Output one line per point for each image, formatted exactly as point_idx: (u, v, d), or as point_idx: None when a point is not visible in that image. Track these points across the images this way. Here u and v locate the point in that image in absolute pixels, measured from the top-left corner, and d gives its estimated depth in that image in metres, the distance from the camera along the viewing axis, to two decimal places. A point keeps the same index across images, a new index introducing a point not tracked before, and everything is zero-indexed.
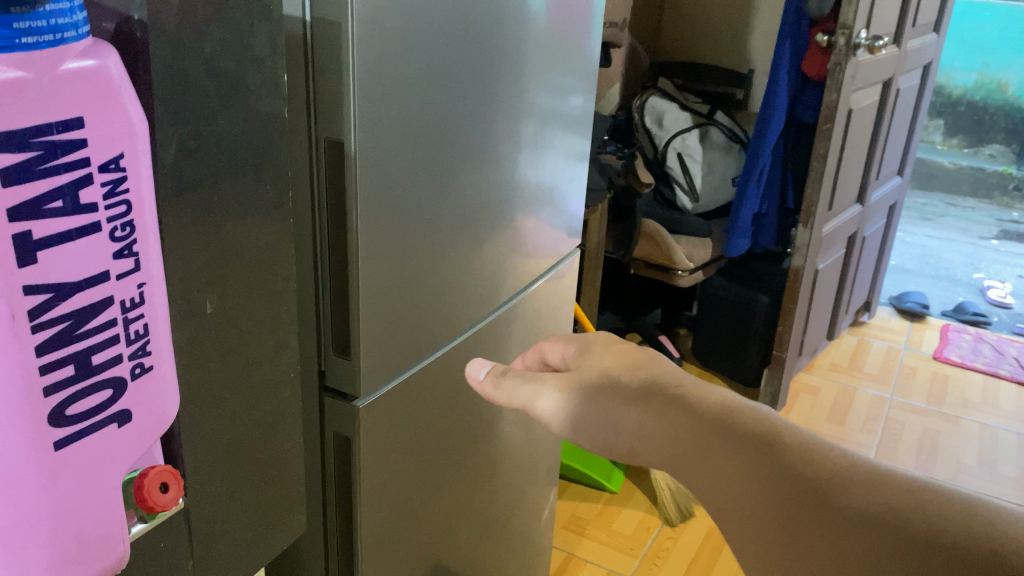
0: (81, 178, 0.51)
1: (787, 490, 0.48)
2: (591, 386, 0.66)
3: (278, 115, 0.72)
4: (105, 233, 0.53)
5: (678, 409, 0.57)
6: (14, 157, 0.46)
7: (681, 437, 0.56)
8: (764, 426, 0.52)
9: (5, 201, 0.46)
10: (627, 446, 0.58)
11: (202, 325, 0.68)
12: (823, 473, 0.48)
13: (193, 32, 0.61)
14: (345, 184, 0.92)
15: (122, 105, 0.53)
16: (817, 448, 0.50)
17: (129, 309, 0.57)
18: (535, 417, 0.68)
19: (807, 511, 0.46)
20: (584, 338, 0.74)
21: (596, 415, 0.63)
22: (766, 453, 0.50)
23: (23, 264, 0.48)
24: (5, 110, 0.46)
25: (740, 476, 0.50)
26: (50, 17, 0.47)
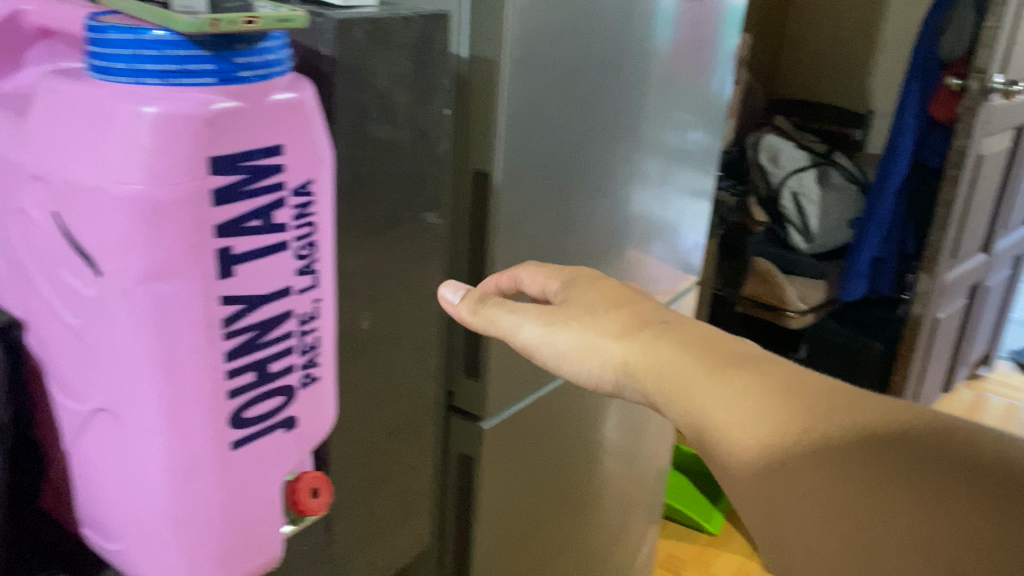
0: (276, 201, 0.55)
1: (858, 493, 0.45)
2: (581, 324, 0.66)
3: (433, 144, 0.76)
4: (291, 251, 0.58)
5: (661, 344, 0.60)
6: (224, 179, 0.51)
7: (717, 436, 0.53)
8: (785, 400, 0.51)
9: (213, 219, 0.52)
10: (600, 369, 0.64)
11: (355, 338, 0.73)
12: (872, 453, 0.46)
13: (371, 65, 0.66)
14: (487, 212, 0.95)
15: (314, 135, 0.57)
16: (848, 417, 0.49)
17: (304, 323, 0.61)
18: (520, 345, 0.68)
19: (886, 506, 0.44)
20: (567, 272, 0.72)
21: (587, 349, 0.65)
22: (815, 450, 0.48)
23: (222, 276, 0.53)
24: (221, 137, 0.50)
25: (810, 496, 0.47)
26: (263, 53, 0.53)
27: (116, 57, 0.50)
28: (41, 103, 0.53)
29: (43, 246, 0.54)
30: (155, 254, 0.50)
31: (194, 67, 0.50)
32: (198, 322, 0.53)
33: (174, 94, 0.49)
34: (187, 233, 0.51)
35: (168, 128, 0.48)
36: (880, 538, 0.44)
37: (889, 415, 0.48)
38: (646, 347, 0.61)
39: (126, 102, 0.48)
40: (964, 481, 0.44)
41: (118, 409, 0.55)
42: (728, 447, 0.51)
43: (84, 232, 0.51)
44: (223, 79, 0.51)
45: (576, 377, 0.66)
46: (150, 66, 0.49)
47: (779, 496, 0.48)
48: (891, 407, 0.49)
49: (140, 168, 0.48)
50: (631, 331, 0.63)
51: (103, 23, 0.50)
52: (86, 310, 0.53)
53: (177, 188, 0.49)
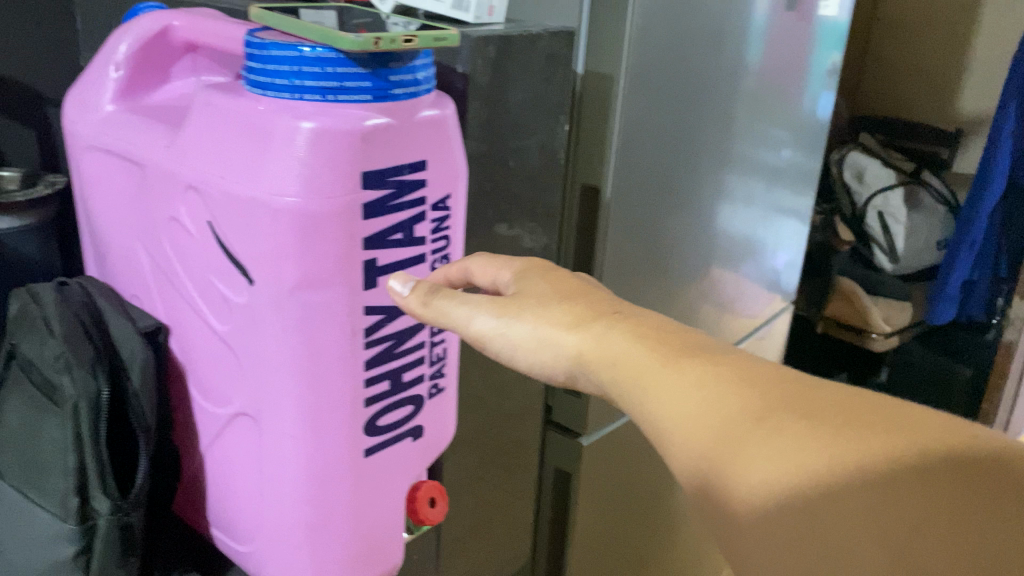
0: (418, 215, 0.57)
1: (791, 516, 0.33)
2: (534, 314, 0.50)
3: (551, 160, 0.77)
4: (427, 264, 0.59)
5: (618, 336, 0.46)
6: (375, 194, 0.53)
7: (661, 434, 0.41)
8: (744, 388, 0.39)
9: (362, 232, 0.53)
10: (552, 366, 0.49)
11: (472, 350, 0.74)
12: (817, 457, 0.34)
13: (501, 83, 0.67)
14: (596, 227, 0.95)
15: (454, 153, 0.59)
16: (811, 411, 0.36)
17: (435, 334, 0.62)
18: (471, 341, 0.51)
19: (821, 541, 0.32)
20: (524, 262, 0.55)
21: (537, 340, 0.49)
22: (751, 454, 0.36)
23: (367, 286, 0.55)
24: (374, 153, 0.52)
25: (739, 516, 0.35)
26: (414, 71, 0.54)
27: (278, 74, 0.52)
28: (197, 116, 0.56)
29: (194, 255, 0.56)
30: (309, 264, 0.52)
31: (351, 84, 0.51)
32: (343, 331, 0.55)
33: (333, 111, 0.51)
34: (339, 245, 0.52)
35: (326, 143, 0.50)
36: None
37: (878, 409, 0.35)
38: (604, 336, 0.46)
39: (286, 118, 0.51)
40: (935, 497, 0.31)
41: (258, 413, 0.57)
42: (680, 447, 0.40)
43: (238, 242, 0.53)
44: (378, 95, 0.52)
45: (532, 373, 0.50)
46: (311, 83, 0.51)
47: (714, 514, 0.37)
48: (872, 406, 0.36)
49: (298, 181, 0.50)
50: (586, 318, 0.48)
51: (263, 40, 0.52)
52: (234, 317, 0.55)
53: (333, 202, 0.51)
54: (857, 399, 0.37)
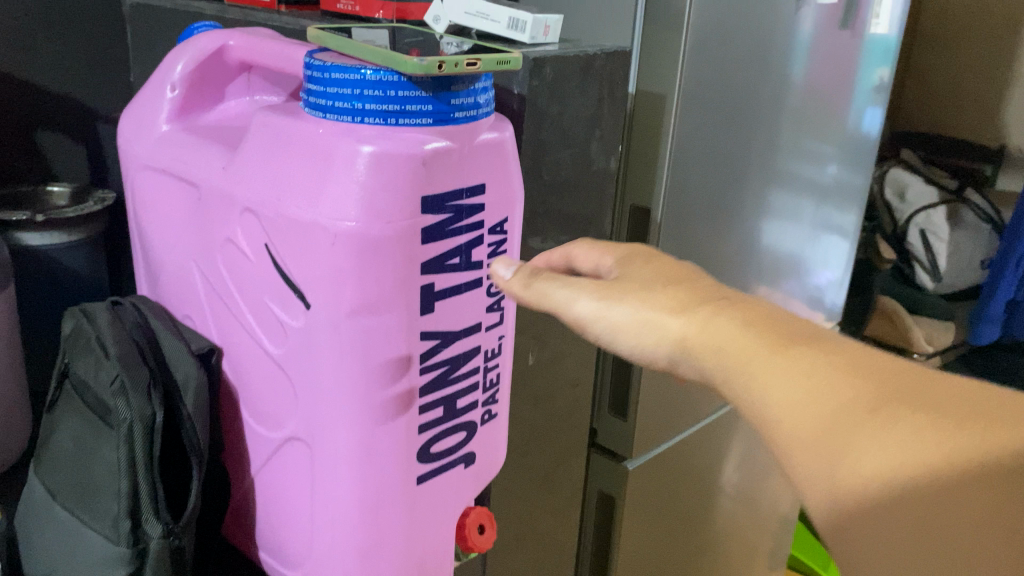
0: (475, 239, 0.56)
1: (909, 523, 0.32)
2: (637, 297, 0.46)
3: (603, 182, 0.76)
4: (483, 288, 0.58)
5: (727, 322, 0.42)
6: (433, 218, 0.52)
7: (760, 420, 0.38)
8: (853, 377, 0.36)
9: (420, 256, 0.52)
10: (653, 350, 0.45)
11: (523, 374, 0.73)
12: (938, 462, 0.31)
13: (557, 104, 0.66)
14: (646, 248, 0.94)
15: (511, 176, 0.58)
16: (929, 406, 0.33)
17: (489, 359, 0.60)
18: (572, 324, 0.49)
19: (942, 551, 0.31)
20: (624, 247, 0.54)
21: (637, 321, 0.46)
22: (865, 455, 0.33)
23: (424, 312, 0.54)
24: (433, 177, 0.52)
25: (849, 518, 0.33)
26: (476, 94, 0.53)
27: (339, 97, 0.51)
28: (255, 137, 0.55)
29: (250, 277, 0.56)
30: (368, 289, 0.51)
31: (413, 108, 0.50)
32: (400, 357, 0.54)
33: (394, 135, 0.50)
34: (398, 269, 0.52)
35: (387, 167, 0.50)
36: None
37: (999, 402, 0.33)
38: (711, 320, 0.42)
39: (347, 141, 0.50)
40: None
41: (311, 437, 0.56)
42: (781, 434, 0.37)
43: (295, 265, 0.53)
44: (439, 119, 0.52)
45: (630, 358, 0.47)
46: (371, 106, 0.50)
47: (815, 508, 0.35)
48: (992, 403, 0.33)
49: (358, 206, 0.50)
50: (692, 303, 0.44)
51: (323, 62, 0.52)
52: (289, 341, 0.55)
53: (393, 226, 0.51)
54: (975, 396, 0.34)
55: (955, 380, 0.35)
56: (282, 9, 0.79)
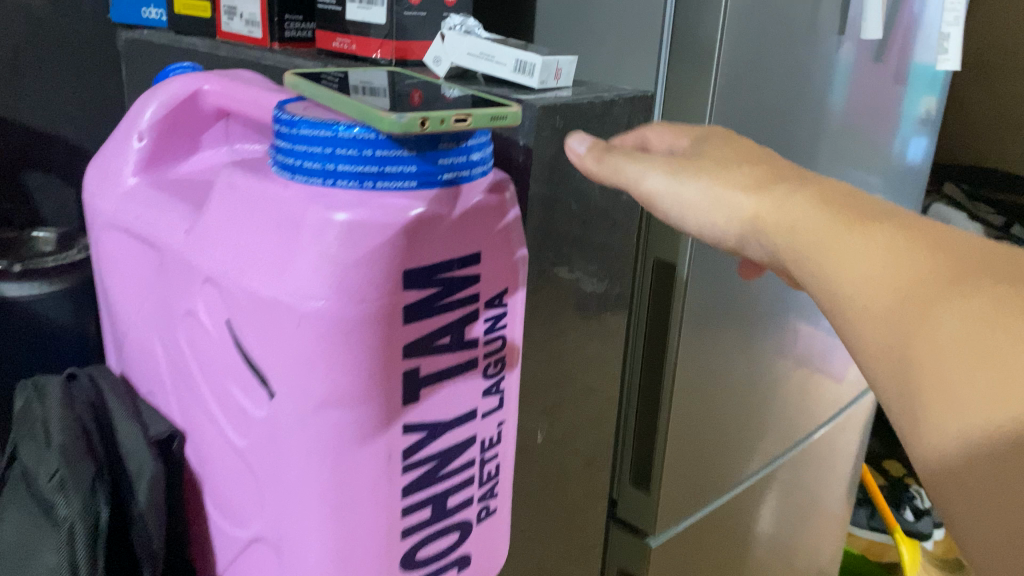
0: (469, 314, 0.49)
1: (980, 376, 0.31)
2: (713, 173, 0.47)
3: (623, 239, 0.68)
4: (479, 370, 0.50)
5: (802, 201, 0.42)
6: (417, 294, 0.45)
7: (839, 305, 0.39)
8: (937, 258, 0.36)
9: (401, 338, 0.45)
10: (723, 228, 0.46)
11: (531, 455, 0.66)
12: (1014, 326, 0.31)
13: (569, 157, 0.59)
14: None
15: (511, 242, 0.51)
16: (1013, 283, 0.33)
17: (487, 449, 0.53)
18: (639, 198, 0.49)
19: (1013, 397, 0.30)
20: (698, 132, 0.54)
21: (708, 198, 0.46)
22: (941, 324, 0.33)
23: (407, 401, 0.47)
24: (417, 247, 0.45)
25: (920, 380, 0.33)
26: (468, 152, 0.46)
27: (308, 156, 0.44)
28: (219, 198, 0.49)
29: (212, 357, 0.49)
30: (340, 379, 0.44)
31: (392, 169, 0.44)
32: (379, 453, 0.46)
33: (370, 199, 0.43)
34: (374, 355, 0.44)
35: (362, 238, 0.42)
36: (990, 443, 0.30)
37: None
38: (785, 198, 0.43)
39: (316, 207, 0.43)
40: None
41: (278, 541, 0.48)
42: (846, 303, 0.38)
43: (259, 346, 0.46)
44: (425, 182, 0.45)
45: (695, 237, 0.48)
46: (345, 167, 0.44)
47: (894, 380, 0.35)
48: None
49: (329, 282, 0.42)
50: (770, 182, 0.45)
51: (292, 116, 0.45)
52: (255, 432, 0.48)
53: (369, 305, 0.43)
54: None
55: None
56: (275, 47, 0.73)
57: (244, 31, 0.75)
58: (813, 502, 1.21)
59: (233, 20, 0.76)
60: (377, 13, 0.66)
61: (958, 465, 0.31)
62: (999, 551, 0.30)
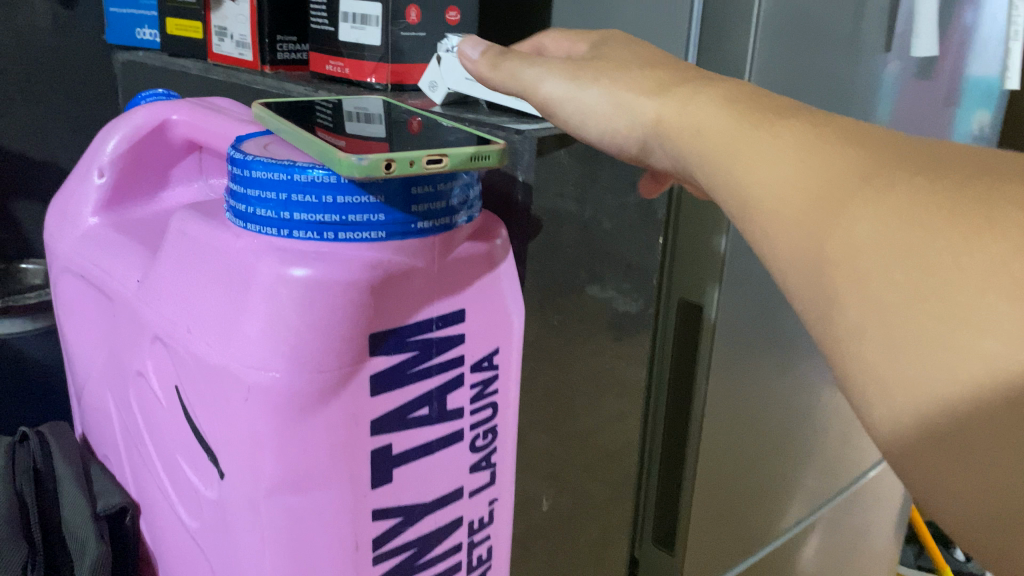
0: (451, 380, 0.42)
1: (892, 278, 0.25)
2: (612, 76, 0.42)
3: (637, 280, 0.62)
4: (465, 443, 0.44)
5: (708, 102, 0.36)
6: (387, 361, 0.39)
7: (749, 209, 0.32)
8: (847, 146, 0.29)
9: (368, 412, 0.39)
10: (625, 134, 0.42)
11: (535, 523, 0.60)
12: (934, 217, 0.24)
13: (572, 195, 0.53)
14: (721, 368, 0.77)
15: (502, 297, 0.44)
16: (933, 167, 0.26)
17: (476, 530, 0.46)
18: (537, 104, 0.46)
19: (921, 307, 0.24)
20: (599, 35, 0.49)
21: (608, 103, 0.42)
22: (854, 224, 0.26)
23: (377, 484, 0.40)
24: (386, 307, 0.38)
25: (836, 286, 0.26)
26: (449, 197, 0.40)
27: (261, 202, 0.39)
28: (171, 245, 0.43)
29: (161, 425, 0.43)
30: (294, 461, 0.38)
31: (357, 217, 0.38)
32: (344, 545, 0.40)
33: (331, 253, 0.37)
34: (335, 433, 0.38)
35: (318, 300, 0.36)
36: (914, 346, 0.24)
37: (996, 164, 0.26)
38: (684, 98, 0.38)
39: (267, 262, 0.37)
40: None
41: None
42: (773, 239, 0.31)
43: (206, 420, 0.40)
44: (395, 232, 0.39)
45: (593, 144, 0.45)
46: (302, 216, 0.38)
47: (806, 295, 0.28)
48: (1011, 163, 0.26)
49: (280, 350, 0.36)
50: (671, 81, 0.40)
51: (245, 154, 0.39)
52: (206, 514, 0.42)
53: (326, 377, 0.37)
54: (981, 156, 0.27)
55: (961, 147, 0.28)
56: (266, 71, 0.68)
57: (235, 53, 0.70)
58: (860, 552, 1.12)
59: (224, 42, 0.71)
60: (372, 33, 0.61)
61: (881, 372, 0.25)
62: (935, 469, 0.24)
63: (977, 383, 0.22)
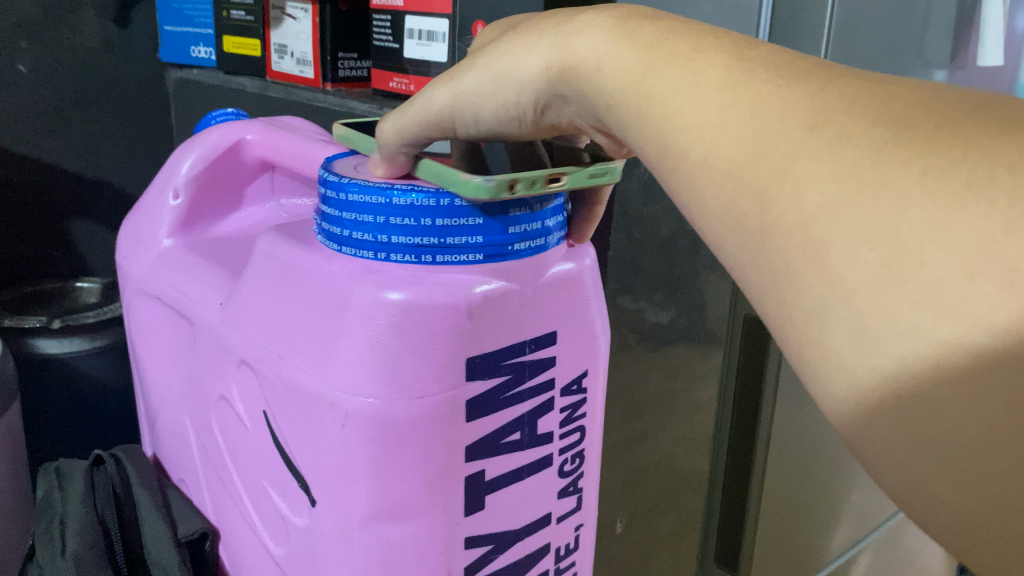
0: (542, 404, 0.41)
1: (864, 252, 0.22)
2: (486, 49, 0.36)
3: (690, 295, 0.65)
4: (554, 467, 0.43)
5: (595, 31, 0.32)
6: (483, 386, 0.38)
7: (672, 161, 0.28)
8: (786, 92, 0.25)
9: (463, 437, 0.38)
10: (524, 97, 0.34)
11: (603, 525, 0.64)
12: (902, 178, 0.21)
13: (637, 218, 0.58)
14: (797, 398, 0.72)
15: (591, 321, 0.43)
16: (891, 114, 0.23)
17: (562, 557, 0.45)
18: (444, 129, 0.37)
19: (897, 280, 0.21)
20: None
21: (490, 77, 0.34)
22: (805, 185, 0.23)
23: (469, 511, 0.39)
24: (483, 332, 0.37)
25: (793, 260, 0.24)
26: (544, 217, 0.39)
27: (357, 225, 0.38)
28: (257, 267, 0.42)
29: (246, 450, 0.43)
30: (389, 490, 0.37)
31: (455, 239, 0.37)
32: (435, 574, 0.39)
33: (429, 277, 0.37)
34: (431, 460, 0.37)
35: (416, 322, 0.36)
36: (887, 336, 0.21)
37: (972, 106, 0.23)
38: (575, 39, 0.32)
39: (365, 285, 0.36)
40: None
41: None
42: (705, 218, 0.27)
43: (297, 446, 0.39)
44: (493, 254, 0.38)
45: (502, 138, 0.37)
46: (400, 239, 0.37)
47: (761, 274, 0.25)
48: (998, 109, 0.23)
49: (375, 376, 0.36)
50: (548, 26, 0.33)
51: (342, 177, 0.39)
52: (292, 542, 0.41)
53: (425, 403, 0.36)
54: (960, 98, 0.23)
55: (933, 84, 0.25)
56: (328, 88, 0.67)
57: (295, 70, 0.70)
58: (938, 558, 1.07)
59: (284, 59, 0.70)
60: (438, 50, 0.60)
61: (847, 360, 0.22)
62: (897, 461, 0.22)
63: (956, 384, 0.20)
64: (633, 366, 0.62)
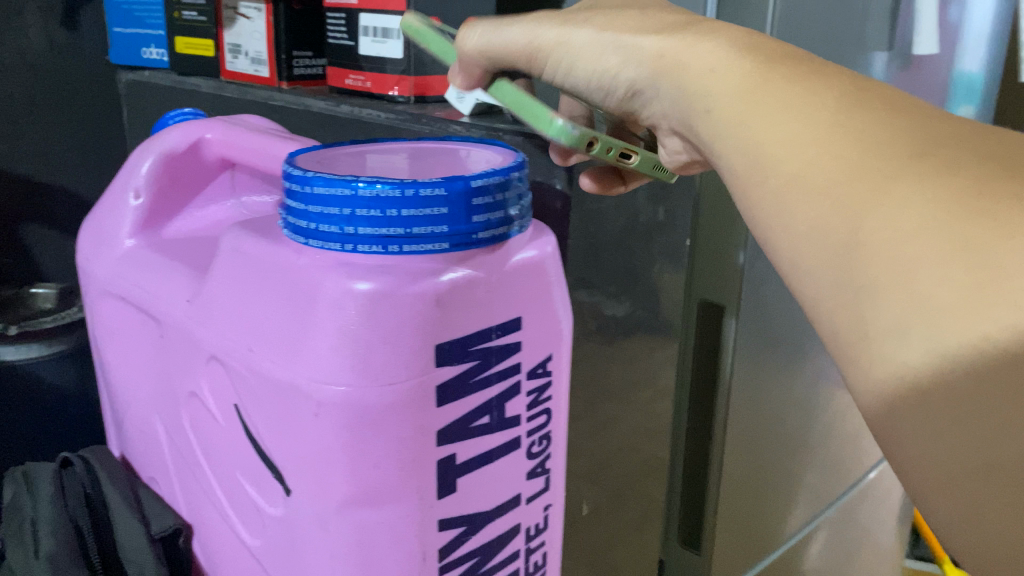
0: (509, 389, 0.42)
1: (955, 277, 0.25)
2: (610, 19, 0.41)
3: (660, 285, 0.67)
4: (522, 449, 0.44)
5: (707, 54, 0.36)
6: (454, 371, 0.39)
7: (762, 178, 0.32)
8: (892, 122, 0.30)
9: (434, 423, 0.39)
10: (620, 74, 0.40)
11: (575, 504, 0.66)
12: (1000, 215, 0.25)
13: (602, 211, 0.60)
14: (757, 383, 0.75)
15: (554, 306, 0.44)
16: (990, 154, 0.28)
17: (533, 537, 0.47)
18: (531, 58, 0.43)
19: (989, 300, 0.24)
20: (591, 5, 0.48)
21: (600, 43, 0.41)
22: (904, 206, 0.27)
23: (442, 493, 0.40)
24: (453, 320, 0.38)
25: (879, 282, 0.27)
26: (505, 204, 0.41)
27: (323, 218, 0.39)
28: (223, 262, 0.43)
29: (219, 444, 0.44)
30: (367, 476, 0.38)
31: (420, 229, 0.38)
32: (412, 558, 0.40)
33: (396, 267, 0.37)
34: (404, 446, 0.38)
35: (384, 311, 0.36)
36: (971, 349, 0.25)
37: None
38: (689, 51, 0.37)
39: (333, 276, 0.37)
40: None
41: None
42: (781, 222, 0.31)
43: (272, 440, 0.40)
44: (459, 242, 0.39)
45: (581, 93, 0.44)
46: (366, 231, 0.38)
47: (834, 277, 0.29)
48: None
49: (348, 366, 0.37)
50: (666, 45, 0.38)
51: (305, 171, 0.39)
52: (268, 533, 0.42)
53: (396, 390, 0.37)
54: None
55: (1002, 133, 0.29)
56: (284, 86, 0.68)
57: (249, 69, 0.70)
58: (876, 535, 1.11)
59: (239, 59, 0.71)
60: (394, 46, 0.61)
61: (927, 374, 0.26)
62: (964, 452, 0.25)
63: None
64: (604, 353, 0.64)
